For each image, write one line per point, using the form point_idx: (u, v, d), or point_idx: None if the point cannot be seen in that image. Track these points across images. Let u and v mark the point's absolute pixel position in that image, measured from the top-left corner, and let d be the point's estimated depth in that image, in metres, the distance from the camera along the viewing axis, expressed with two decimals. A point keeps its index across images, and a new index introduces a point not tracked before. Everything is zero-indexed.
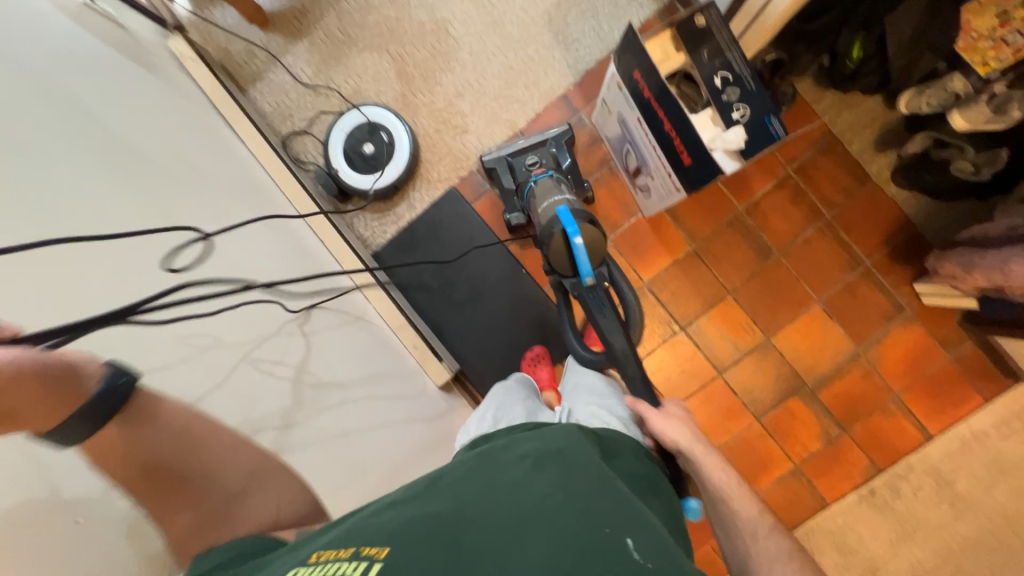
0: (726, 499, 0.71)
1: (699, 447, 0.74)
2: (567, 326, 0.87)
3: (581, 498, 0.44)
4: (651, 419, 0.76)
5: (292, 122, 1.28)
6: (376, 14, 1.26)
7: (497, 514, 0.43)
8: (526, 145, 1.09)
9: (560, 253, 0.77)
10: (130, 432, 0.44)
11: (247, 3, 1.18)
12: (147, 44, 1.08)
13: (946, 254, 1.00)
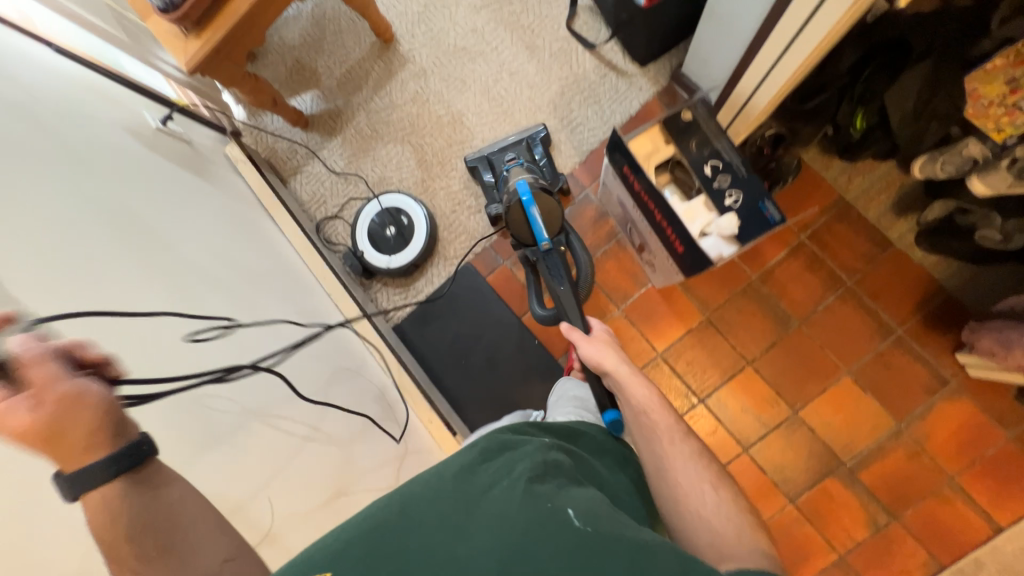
0: (644, 411, 0.73)
1: (619, 367, 0.78)
2: (530, 291, 1.06)
3: (527, 489, 0.52)
4: (580, 345, 0.82)
5: (326, 208, 1.43)
6: (400, 111, 1.41)
7: (445, 508, 0.52)
8: (509, 145, 1.26)
9: (520, 223, 1.00)
10: (134, 494, 0.41)
11: (290, 111, 1.36)
12: (207, 153, 1.27)
13: (983, 327, 0.93)
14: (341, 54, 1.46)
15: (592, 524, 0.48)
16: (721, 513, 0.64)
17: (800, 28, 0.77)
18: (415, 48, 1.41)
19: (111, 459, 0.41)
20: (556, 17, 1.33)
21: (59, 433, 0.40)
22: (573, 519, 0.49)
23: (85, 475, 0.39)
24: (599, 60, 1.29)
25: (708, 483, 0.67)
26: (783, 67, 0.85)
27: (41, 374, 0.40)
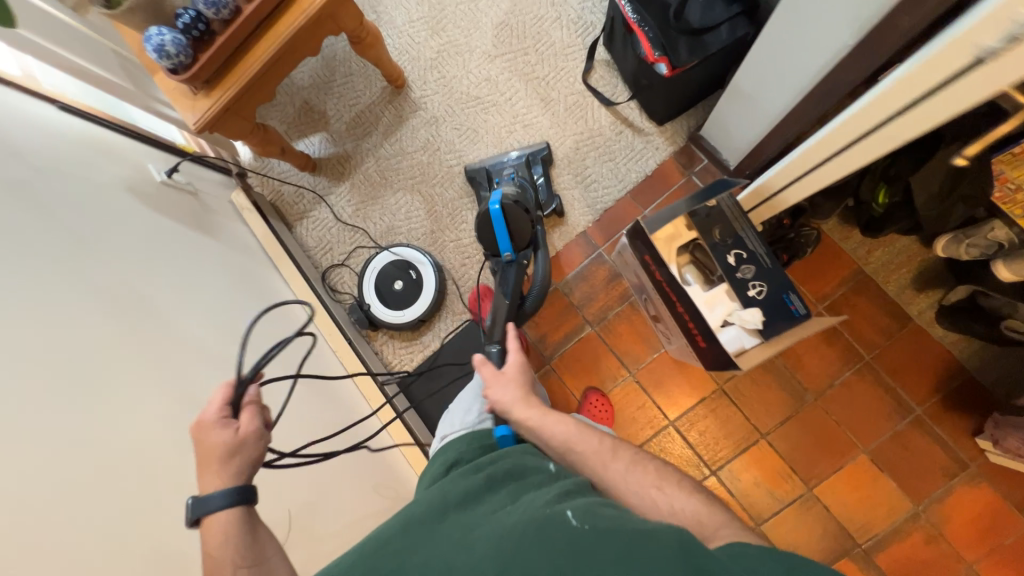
0: (568, 447, 0.71)
1: (530, 412, 0.77)
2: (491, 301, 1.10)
3: (528, 508, 0.57)
4: (489, 387, 0.82)
5: (332, 255, 1.40)
6: (410, 158, 1.38)
7: (457, 535, 0.57)
8: (509, 163, 1.27)
9: (487, 228, 1.10)
10: (244, 518, 0.55)
11: (299, 157, 1.33)
12: (212, 201, 1.24)
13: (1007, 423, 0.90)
14: (351, 97, 1.43)
15: (590, 521, 0.51)
16: (677, 510, 0.62)
17: (825, 157, 0.70)
18: (426, 95, 1.39)
19: (232, 492, 0.55)
20: (571, 70, 1.30)
21: (224, 453, 0.57)
22: (570, 519, 0.52)
23: (208, 501, 0.54)
24: (615, 116, 1.27)
25: (654, 487, 0.65)
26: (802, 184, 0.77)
27: (248, 421, 0.60)
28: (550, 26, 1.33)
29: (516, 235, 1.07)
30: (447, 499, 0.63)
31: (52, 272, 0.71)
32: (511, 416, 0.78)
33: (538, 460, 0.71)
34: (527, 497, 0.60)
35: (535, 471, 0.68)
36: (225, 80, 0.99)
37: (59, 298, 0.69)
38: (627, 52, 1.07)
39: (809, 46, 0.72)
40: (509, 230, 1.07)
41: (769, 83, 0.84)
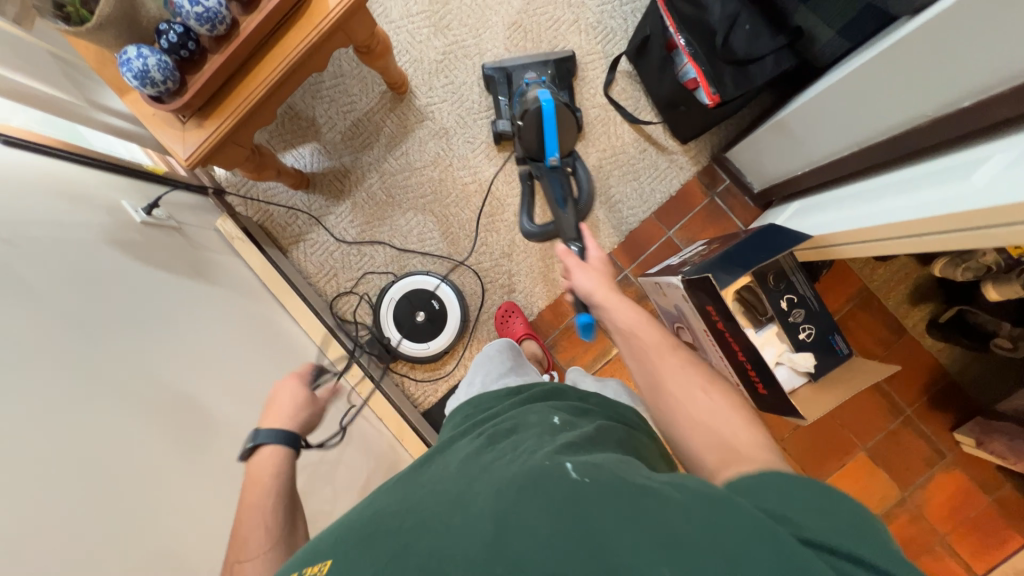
0: (632, 333, 0.67)
1: (614, 300, 0.74)
2: (521, 203, 1.22)
3: (527, 461, 0.49)
4: (573, 272, 0.79)
5: (337, 282, 1.28)
6: (419, 174, 1.27)
7: (444, 488, 0.50)
8: (526, 64, 1.20)
9: (532, 128, 1.04)
10: (285, 457, 0.69)
11: (292, 175, 1.18)
12: (197, 235, 1.08)
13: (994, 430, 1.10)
14: (345, 102, 1.27)
15: (592, 475, 0.43)
16: (715, 415, 0.54)
17: (891, 237, 0.68)
18: (433, 103, 1.26)
19: (283, 434, 0.69)
20: (591, 81, 1.23)
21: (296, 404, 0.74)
22: (570, 472, 0.44)
23: (269, 433, 0.69)
24: (638, 132, 1.23)
25: (700, 388, 0.57)
26: (859, 250, 0.75)
27: (327, 395, 0.80)
28: (566, 30, 1.24)
29: (560, 137, 1.06)
30: (449, 466, 0.58)
31: (43, 401, 0.59)
32: (595, 300, 0.75)
33: (539, 415, 0.65)
34: (528, 449, 0.54)
35: (537, 423, 0.62)
36: (220, 107, 0.84)
37: (49, 437, 0.58)
38: (665, 79, 1.08)
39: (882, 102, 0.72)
40: (557, 133, 1.05)
41: (824, 127, 0.85)
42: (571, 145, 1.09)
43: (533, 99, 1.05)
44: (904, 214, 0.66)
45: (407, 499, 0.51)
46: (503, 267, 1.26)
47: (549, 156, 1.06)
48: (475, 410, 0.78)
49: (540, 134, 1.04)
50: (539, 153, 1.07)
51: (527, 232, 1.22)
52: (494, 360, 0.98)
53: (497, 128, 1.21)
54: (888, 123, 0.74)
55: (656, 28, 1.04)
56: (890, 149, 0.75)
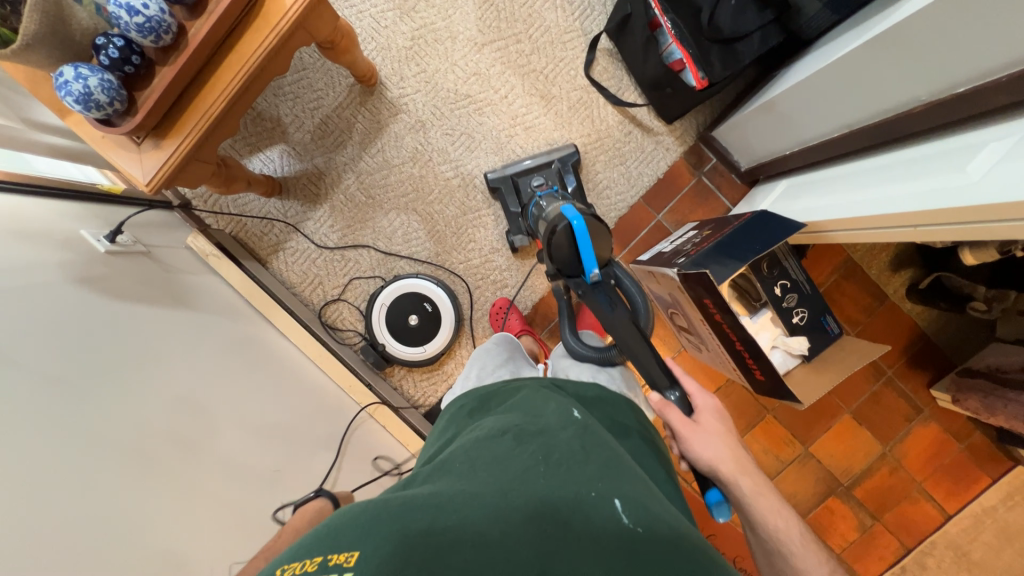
0: (784, 551, 0.69)
1: (745, 481, 0.72)
2: (560, 319, 0.81)
3: (570, 487, 0.48)
4: (696, 446, 0.73)
5: (323, 290, 1.24)
6: (399, 172, 1.21)
7: (483, 492, 0.46)
8: (533, 168, 1.16)
9: (564, 247, 0.74)
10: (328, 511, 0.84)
11: (262, 183, 1.11)
12: (169, 258, 1.01)
13: (968, 387, 1.14)
14: (310, 98, 1.19)
15: (643, 525, 0.45)
16: None
17: (884, 226, 0.69)
18: (406, 94, 1.19)
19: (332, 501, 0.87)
20: (572, 61, 1.17)
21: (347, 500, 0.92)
22: (620, 516, 0.45)
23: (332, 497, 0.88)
24: (623, 114, 1.19)
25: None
26: (851, 235, 0.76)
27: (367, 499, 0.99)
28: (542, 6, 1.17)
29: (598, 251, 0.74)
30: (473, 462, 0.52)
31: (43, 467, 0.56)
32: (722, 476, 0.72)
33: (560, 403, 0.62)
34: (563, 457, 0.52)
35: (560, 414, 0.59)
36: (179, 125, 0.76)
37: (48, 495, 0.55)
38: (649, 59, 1.03)
39: (876, 83, 0.71)
40: (595, 246, 0.74)
41: (816, 108, 0.83)
42: (610, 252, 0.75)
43: (556, 215, 0.77)
44: (900, 205, 0.66)
45: (434, 490, 0.47)
46: (494, 263, 1.24)
47: (588, 271, 0.74)
48: (475, 397, 0.74)
49: (574, 251, 0.74)
50: (575, 270, 0.75)
51: (585, 359, 0.79)
52: (490, 357, 0.93)
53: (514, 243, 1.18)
54: (881, 106, 0.73)
55: (638, 6, 0.98)
56: (884, 132, 0.74)
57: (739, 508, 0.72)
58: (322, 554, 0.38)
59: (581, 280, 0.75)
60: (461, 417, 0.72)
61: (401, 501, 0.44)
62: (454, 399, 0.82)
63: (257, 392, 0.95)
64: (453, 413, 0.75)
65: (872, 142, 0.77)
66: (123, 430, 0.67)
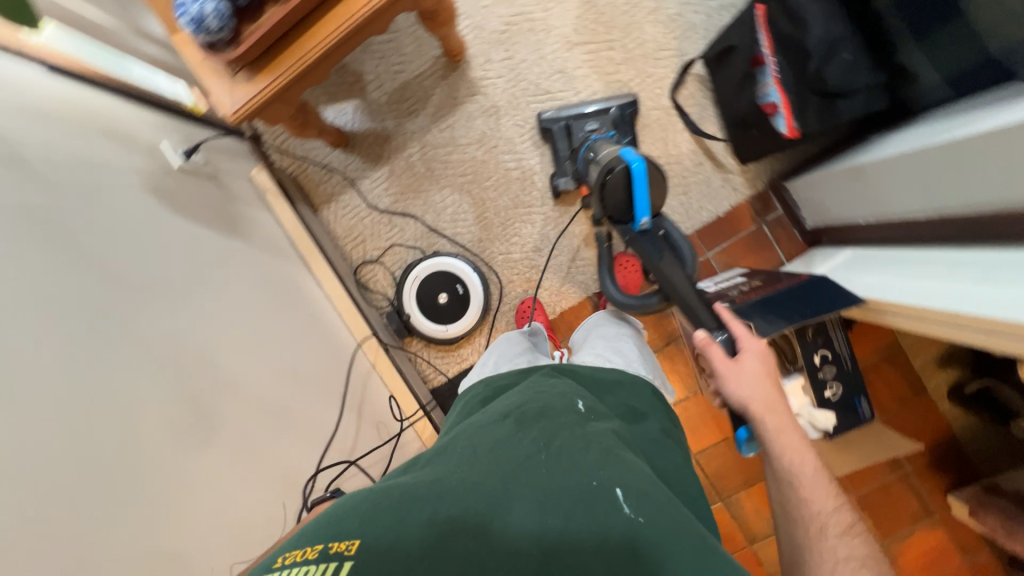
0: (796, 482, 0.63)
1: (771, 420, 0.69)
2: (600, 267, 0.92)
3: (569, 475, 0.47)
4: (726, 382, 0.73)
5: (364, 249, 1.26)
6: (461, 152, 1.22)
7: (481, 482, 0.46)
8: (589, 113, 1.13)
9: (618, 190, 0.78)
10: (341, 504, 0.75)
11: (332, 133, 1.13)
12: (232, 186, 1.05)
13: (991, 505, 1.08)
14: (395, 61, 1.20)
15: (646, 514, 0.43)
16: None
17: (951, 322, 0.66)
18: (488, 77, 1.19)
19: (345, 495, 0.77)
20: (660, 79, 1.15)
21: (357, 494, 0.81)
22: (622, 505, 0.44)
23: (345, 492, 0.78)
24: (698, 144, 1.16)
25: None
26: (912, 322, 0.73)
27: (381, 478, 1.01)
28: (643, 18, 1.15)
29: (652, 201, 0.79)
30: (476, 449, 0.53)
31: (91, 356, 0.59)
32: (750, 412, 0.71)
33: (566, 396, 0.62)
34: (564, 444, 0.51)
35: (563, 406, 0.59)
36: (275, 63, 0.79)
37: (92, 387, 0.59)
38: (742, 95, 1.00)
39: (978, 174, 0.68)
40: (650, 195, 0.78)
41: (910, 184, 0.79)
42: (663, 201, 0.80)
43: (614, 157, 0.80)
44: (975, 305, 0.62)
45: (436, 478, 0.48)
46: (533, 261, 1.24)
47: (638, 219, 0.79)
48: (489, 387, 0.75)
49: (628, 198, 0.79)
50: (625, 215, 0.80)
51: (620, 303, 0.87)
52: (511, 346, 0.92)
53: (557, 185, 1.16)
54: (981, 199, 0.69)
55: (744, 38, 0.95)
56: (982, 226, 0.70)
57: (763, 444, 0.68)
58: (323, 542, 0.39)
59: (629, 227, 0.82)
60: (473, 405, 0.74)
61: (401, 490, 0.45)
62: (470, 385, 0.83)
63: (286, 334, 0.97)
64: (467, 400, 0.76)
65: (964, 234, 0.73)
66: (164, 338, 0.70)
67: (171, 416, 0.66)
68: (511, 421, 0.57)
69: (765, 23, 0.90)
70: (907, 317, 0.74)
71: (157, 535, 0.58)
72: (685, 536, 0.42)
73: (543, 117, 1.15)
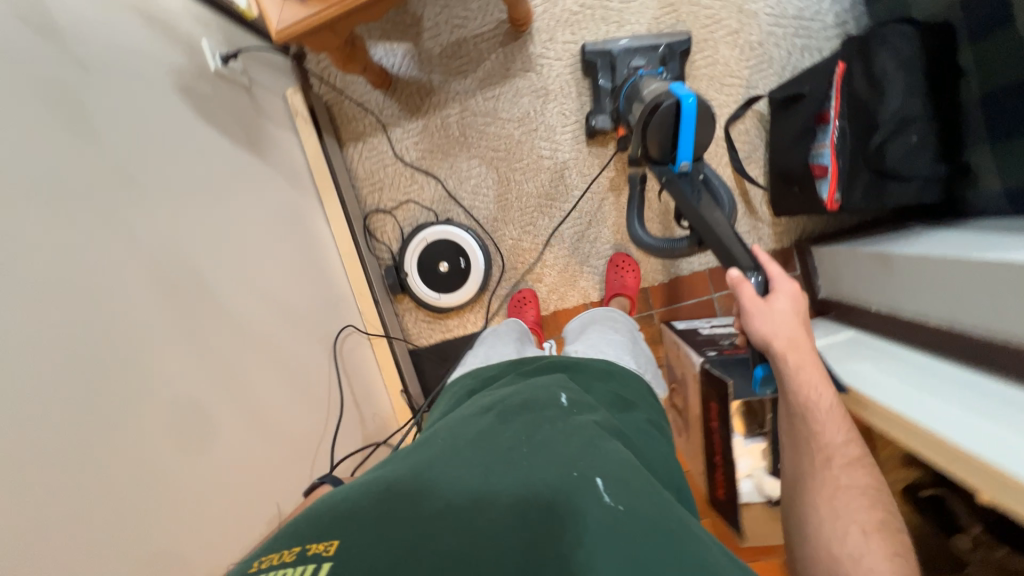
0: (809, 416, 0.64)
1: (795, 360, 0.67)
2: (630, 207, 0.96)
3: (547, 465, 0.46)
4: (753, 316, 0.71)
5: (380, 197, 1.25)
6: (500, 125, 1.19)
7: (460, 477, 0.46)
8: (637, 48, 1.06)
9: (666, 128, 0.77)
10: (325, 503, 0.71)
11: (375, 73, 1.10)
12: (264, 102, 1.03)
13: None
14: (458, 14, 1.15)
15: (627, 502, 0.41)
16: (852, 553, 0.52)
17: (918, 436, 0.65)
18: (547, 57, 1.15)
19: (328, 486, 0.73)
20: (718, 107, 1.10)
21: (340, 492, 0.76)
22: (602, 494, 0.42)
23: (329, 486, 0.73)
24: (737, 183, 1.12)
25: (858, 525, 0.54)
26: (883, 423, 0.73)
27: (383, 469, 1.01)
28: (721, 37, 1.08)
29: (696, 146, 0.78)
30: (457, 441, 0.53)
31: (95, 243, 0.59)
32: (773, 349, 0.68)
33: (549, 389, 0.61)
34: (545, 439, 0.50)
35: (545, 401, 0.58)
36: None
37: None
38: (794, 149, 0.96)
39: (1007, 302, 0.65)
40: (696, 138, 0.78)
41: (938, 291, 0.76)
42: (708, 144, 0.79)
43: (664, 92, 0.78)
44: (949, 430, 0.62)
45: (415, 473, 0.47)
46: (541, 254, 1.22)
47: (678, 162, 0.79)
48: (476, 379, 0.77)
49: (673, 139, 0.78)
50: (667, 156, 0.80)
51: (650, 242, 0.92)
52: (500, 337, 0.95)
53: (593, 125, 1.10)
54: (1003, 326, 0.67)
55: (816, 91, 0.90)
56: (993, 353, 0.68)
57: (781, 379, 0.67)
58: (301, 544, 0.39)
59: (668, 169, 0.81)
60: (461, 395, 0.74)
61: (382, 489, 0.45)
62: (458, 376, 0.84)
63: (286, 265, 0.97)
64: (458, 389, 0.77)
65: (972, 354, 0.71)
66: (171, 242, 0.70)
67: (168, 320, 0.66)
68: (493, 416, 0.57)
69: (841, 80, 0.84)
70: (879, 418, 0.74)
71: (138, 432, 0.58)
72: (674, 525, 0.40)
73: (587, 50, 1.09)
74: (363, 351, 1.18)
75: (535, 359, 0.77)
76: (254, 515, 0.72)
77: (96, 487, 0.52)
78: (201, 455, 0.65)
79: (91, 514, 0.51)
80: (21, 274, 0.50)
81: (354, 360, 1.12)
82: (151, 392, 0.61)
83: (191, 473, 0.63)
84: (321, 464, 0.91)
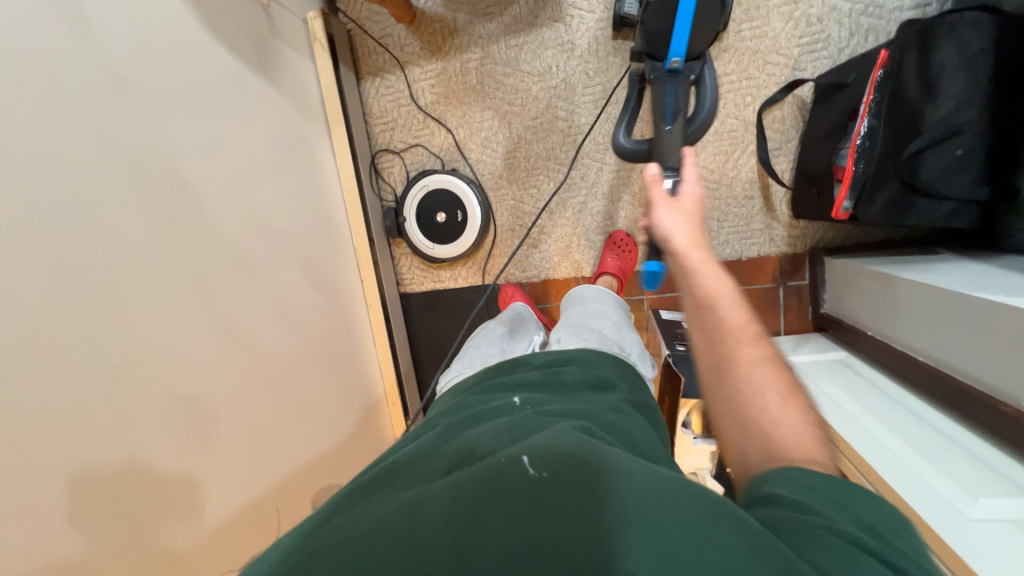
0: (716, 305, 0.55)
1: (695, 255, 0.58)
2: (622, 115, 0.98)
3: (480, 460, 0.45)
4: (658, 205, 0.61)
5: (391, 137, 1.24)
6: (519, 78, 1.13)
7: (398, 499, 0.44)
8: None
9: (662, 16, 0.80)
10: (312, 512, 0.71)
11: (398, 4, 1.06)
12: (280, 23, 1.02)
13: None
14: None
15: (549, 468, 0.41)
16: (786, 426, 0.48)
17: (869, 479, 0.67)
18: (578, 7, 1.07)
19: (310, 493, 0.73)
20: (757, 87, 0.99)
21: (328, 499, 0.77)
22: (525, 467, 0.41)
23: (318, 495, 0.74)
24: (760, 176, 1.03)
25: (776, 391, 0.50)
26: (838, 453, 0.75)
27: None
28: (774, 6, 0.96)
29: (693, 39, 0.83)
30: (406, 463, 0.52)
31: (88, 139, 0.63)
32: (672, 247, 0.59)
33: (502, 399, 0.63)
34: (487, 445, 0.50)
35: (497, 413, 0.60)
36: None
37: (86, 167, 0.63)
38: (826, 145, 0.86)
39: (1004, 361, 0.59)
40: (692, 28, 0.81)
41: (940, 333, 0.69)
42: (704, 45, 0.84)
43: None
44: (913, 492, 0.60)
45: (359, 509, 0.46)
46: (540, 220, 1.19)
47: (672, 56, 0.84)
48: (456, 396, 0.75)
49: (670, 26, 0.81)
50: (659, 49, 0.84)
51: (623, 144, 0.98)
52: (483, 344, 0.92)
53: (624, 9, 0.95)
54: (993, 379, 0.61)
55: (860, 81, 0.79)
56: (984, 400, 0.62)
57: (680, 277, 0.58)
58: None
59: (660, 65, 0.86)
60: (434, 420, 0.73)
61: (324, 531, 0.43)
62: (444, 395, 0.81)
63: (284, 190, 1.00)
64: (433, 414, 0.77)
65: (960, 397, 0.66)
66: (161, 150, 0.73)
67: (156, 224, 0.70)
68: (442, 434, 0.57)
69: (885, 67, 0.73)
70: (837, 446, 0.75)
71: (117, 319, 0.63)
72: (607, 489, 0.38)
73: None
74: (357, 287, 1.22)
75: (512, 366, 0.75)
76: (226, 413, 0.78)
77: (77, 359, 0.58)
78: (175, 352, 0.70)
79: (69, 381, 0.57)
80: (13, 158, 0.54)
81: (345, 293, 1.17)
82: (132, 286, 0.65)
83: (165, 363, 0.69)
84: (300, 382, 0.96)
